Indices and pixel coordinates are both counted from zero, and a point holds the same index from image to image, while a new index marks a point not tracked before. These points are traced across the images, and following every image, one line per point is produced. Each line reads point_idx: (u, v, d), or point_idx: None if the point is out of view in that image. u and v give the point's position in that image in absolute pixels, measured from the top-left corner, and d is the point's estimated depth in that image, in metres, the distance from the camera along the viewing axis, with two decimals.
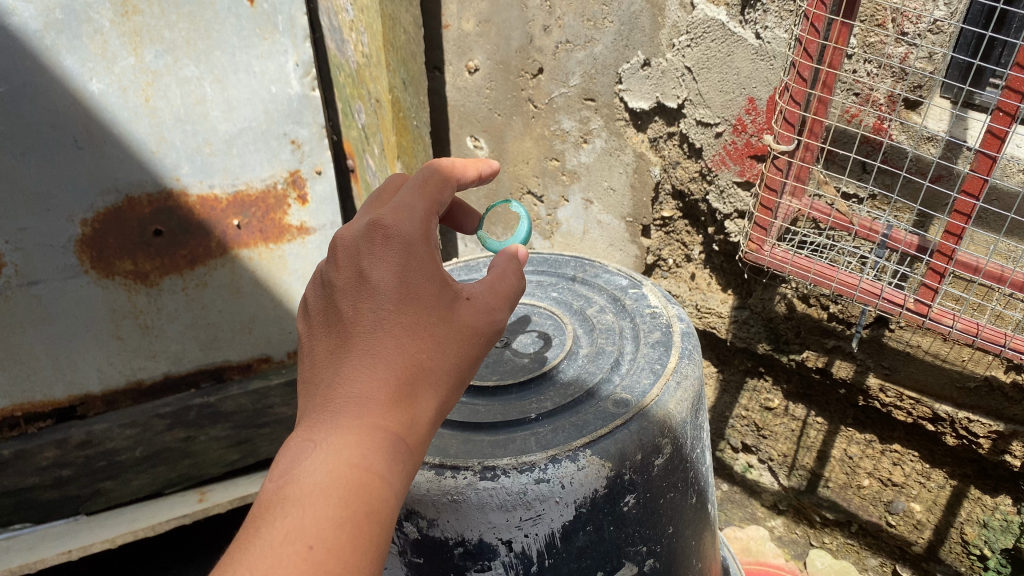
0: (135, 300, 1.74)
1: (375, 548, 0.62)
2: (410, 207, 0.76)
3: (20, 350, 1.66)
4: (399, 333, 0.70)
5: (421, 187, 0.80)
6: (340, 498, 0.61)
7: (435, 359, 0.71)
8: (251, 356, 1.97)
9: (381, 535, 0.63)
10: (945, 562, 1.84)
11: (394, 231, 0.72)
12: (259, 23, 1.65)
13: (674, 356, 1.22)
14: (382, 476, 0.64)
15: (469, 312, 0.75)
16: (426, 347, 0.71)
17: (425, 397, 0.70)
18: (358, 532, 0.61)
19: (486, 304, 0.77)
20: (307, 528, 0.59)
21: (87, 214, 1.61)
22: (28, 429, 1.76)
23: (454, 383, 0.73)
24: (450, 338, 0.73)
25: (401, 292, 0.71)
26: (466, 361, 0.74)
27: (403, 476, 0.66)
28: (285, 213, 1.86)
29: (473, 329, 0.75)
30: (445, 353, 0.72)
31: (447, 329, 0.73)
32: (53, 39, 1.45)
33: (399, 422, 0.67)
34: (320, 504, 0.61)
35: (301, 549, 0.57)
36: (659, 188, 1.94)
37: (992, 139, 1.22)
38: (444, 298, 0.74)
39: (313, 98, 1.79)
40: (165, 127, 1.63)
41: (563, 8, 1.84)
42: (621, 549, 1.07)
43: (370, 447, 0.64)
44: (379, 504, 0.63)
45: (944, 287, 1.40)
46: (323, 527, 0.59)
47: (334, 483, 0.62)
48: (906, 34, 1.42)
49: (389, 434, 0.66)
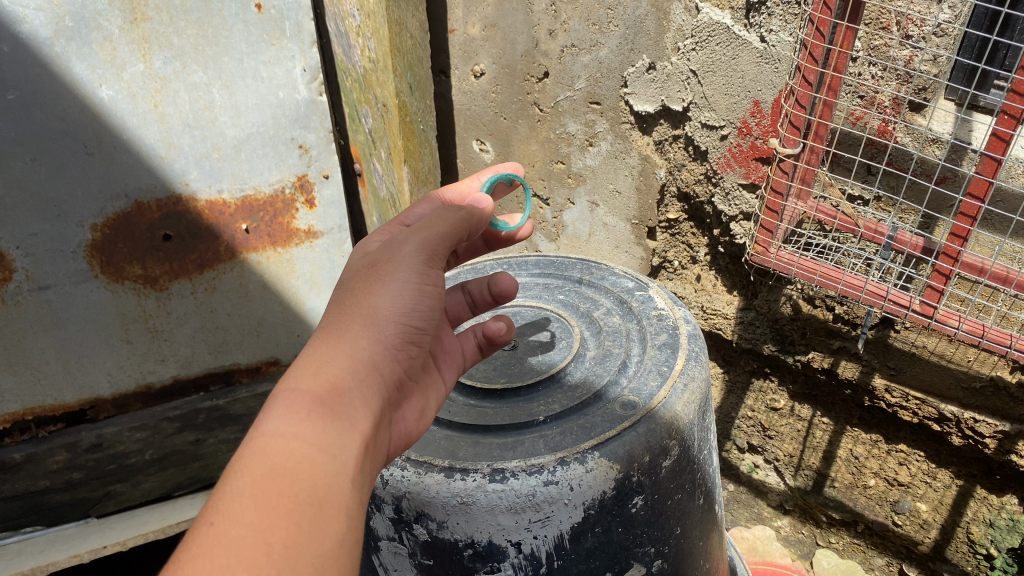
0: (145, 304, 1.76)
1: (288, 498, 0.59)
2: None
3: (32, 354, 1.68)
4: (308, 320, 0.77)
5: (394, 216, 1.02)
6: (245, 468, 0.60)
7: (337, 317, 0.75)
8: (260, 358, 1.99)
9: (297, 486, 0.60)
10: (951, 562, 1.85)
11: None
12: (267, 29, 1.67)
13: (681, 358, 1.24)
14: (285, 430, 0.63)
15: (372, 264, 0.81)
16: (326, 316, 0.76)
17: (328, 346, 0.72)
18: (262, 488, 0.59)
19: (390, 247, 0.82)
20: (229, 496, 0.58)
21: (97, 219, 1.63)
22: (40, 432, 1.78)
23: (363, 322, 0.74)
24: (352, 291, 0.78)
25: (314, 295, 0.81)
26: (372, 296, 0.76)
27: (313, 423, 0.64)
28: (293, 217, 1.88)
29: (371, 273, 0.79)
30: (345, 306, 0.76)
31: (348, 291, 0.78)
32: (63, 46, 1.47)
33: (302, 378, 0.68)
34: (227, 479, 0.60)
35: (204, 526, 0.57)
36: (664, 190, 1.95)
37: (997, 142, 1.23)
38: (347, 276, 0.82)
39: (321, 103, 1.80)
40: (173, 133, 1.65)
41: (568, 12, 1.85)
42: (629, 550, 1.08)
43: (271, 411, 0.65)
44: (286, 457, 0.61)
45: (949, 288, 1.41)
46: (225, 499, 0.58)
47: (239, 457, 0.62)
48: (910, 37, 1.43)
49: (289, 392, 0.67)
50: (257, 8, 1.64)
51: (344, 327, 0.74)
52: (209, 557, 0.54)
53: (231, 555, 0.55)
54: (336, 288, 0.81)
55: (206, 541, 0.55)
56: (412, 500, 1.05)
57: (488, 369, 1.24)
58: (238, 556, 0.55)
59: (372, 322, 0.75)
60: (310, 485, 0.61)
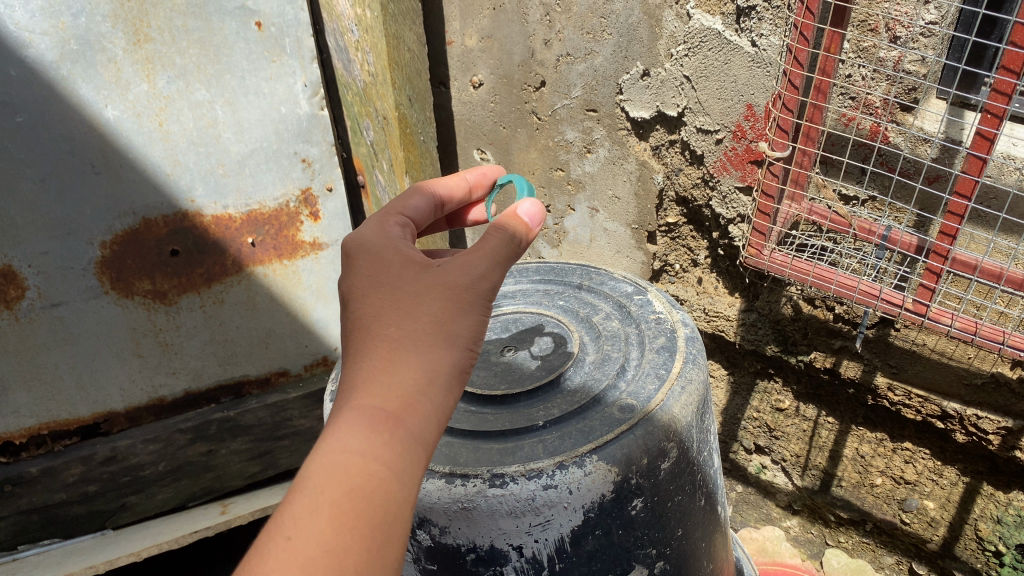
0: (154, 318, 1.79)
1: (364, 524, 0.59)
2: (370, 226, 0.86)
3: (46, 369, 1.72)
4: (370, 314, 0.72)
5: (390, 206, 0.95)
6: (322, 485, 0.59)
7: (408, 324, 0.70)
8: (269, 369, 2.02)
9: (373, 511, 0.60)
10: (961, 559, 1.84)
11: (352, 249, 0.80)
12: (267, 46, 1.71)
13: (679, 361, 1.25)
14: (364, 453, 0.62)
15: (444, 271, 0.74)
16: (395, 316, 0.71)
17: (402, 359, 0.68)
18: (341, 512, 0.58)
19: (461, 261, 0.75)
20: (296, 515, 0.57)
21: (106, 236, 1.67)
22: (55, 446, 1.81)
23: (439, 339, 0.70)
24: (422, 296, 0.72)
25: (368, 286, 0.75)
26: (449, 314, 0.71)
27: (390, 447, 0.63)
28: (298, 230, 1.91)
29: (443, 284, 0.73)
30: (418, 315, 0.71)
31: (416, 294, 0.72)
32: (68, 69, 1.52)
33: (378, 396, 0.65)
34: (300, 496, 0.59)
35: (278, 541, 0.56)
36: (663, 195, 1.97)
37: (981, 141, 1.24)
38: (409, 273, 0.75)
39: (322, 117, 1.84)
40: (179, 150, 1.69)
41: (562, 21, 1.88)
42: (631, 552, 1.10)
43: (348, 428, 0.63)
44: (363, 481, 0.60)
45: (941, 286, 1.42)
46: (300, 517, 0.57)
47: (313, 470, 0.60)
48: (898, 39, 1.45)
49: (365, 410, 0.64)
50: (258, 25, 1.68)
51: (417, 341, 0.69)
52: None
53: None
54: (393, 282, 0.74)
55: (282, 560, 0.55)
56: (415, 506, 1.07)
57: (488, 376, 1.25)
58: None
59: (450, 341, 0.70)
60: (384, 511, 0.60)
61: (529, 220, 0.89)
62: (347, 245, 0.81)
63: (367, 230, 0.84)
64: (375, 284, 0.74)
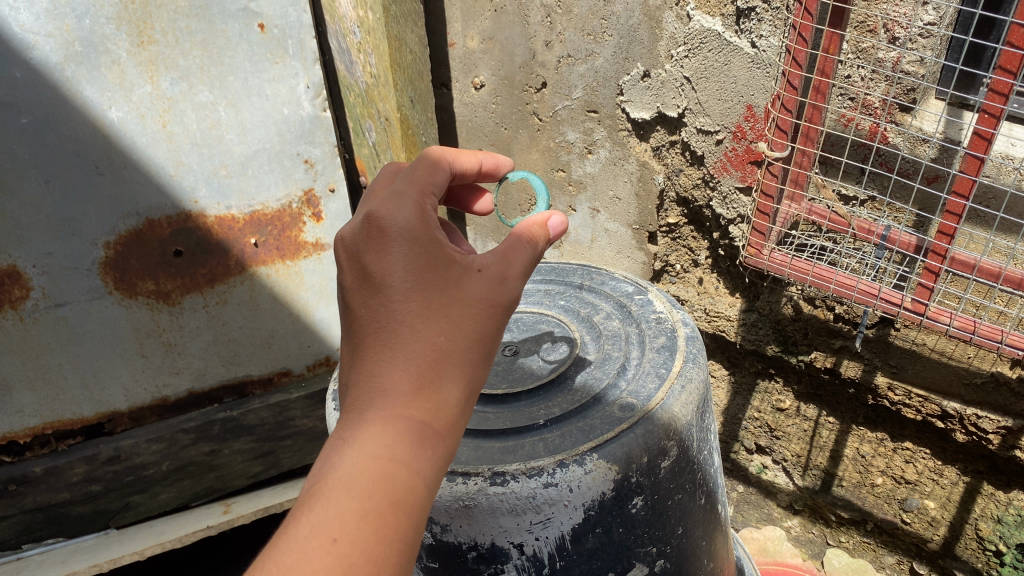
0: (158, 319, 1.80)
1: (402, 534, 0.62)
2: (404, 196, 0.77)
3: (50, 369, 1.73)
4: (414, 314, 0.69)
5: (415, 175, 0.83)
6: (367, 492, 0.61)
7: (455, 340, 0.69)
8: (272, 370, 2.02)
9: (409, 523, 0.63)
10: (961, 559, 1.84)
11: (391, 224, 0.72)
12: (270, 48, 1.72)
13: (679, 360, 1.25)
14: (407, 466, 0.64)
15: (490, 287, 0.73)
16: (443, 326, 0.69)
17: (447, 375, 0.68)
18: (381, 520, 0.61)
19: (504, 278, 0.75)
20: (338, 518, 0.60)
21: (110, 237, 1.68)
22: (59, 446, 1.82)
23: (480, 359, 0.71)
24: (470, 311, 0.71)
25: (412, 279, 0.70)
26: (487, 334, 0.71)
27: (430, 463, 0.65)
28: (301, 230, 1.92)
29: (490, 301, 0.72)
30: (465, 330, 0.70)
31: (463, 306, 0.71)
32: (72, 70, 1.53)
33: (422, 409, 0.66)
34: (339, 499, 0.61)
35: (324, 541, 0.58)
36: (664, 195, 1.98)
37: (979, 141, 1.25)
38: (455, 277, 0.72)
39: (324, 118, 1.85)
40: (182, 151, 1.70)
41: (563, 23, 1.89)
42: (631, 550, 1.10)
43: (393, 438, 0.64)
44: (405, 494, 0.63)
45: (939, 285, 1.43)
46: (343, 520, 0.60)
47: (359, 476, 0.62)
48: (896, 39, 1.47)
49: (411, 423, 0.65)
50: (260, 27, 1.69)
51: (462, 359, 0.69)
52: None
53: None
54: (439, 284, 0.71)
55: (327, 562, 0.58)
56: None
57: (489, 375, 1.26)
58: None
59: (486, 362, 0.72)
60: (418, 522, 0.64)
61: (553, 233, 0.87)
62: (377, 219, 0.72)
63: (405, 203, 0.75)
64: (419, 280, 0.70)
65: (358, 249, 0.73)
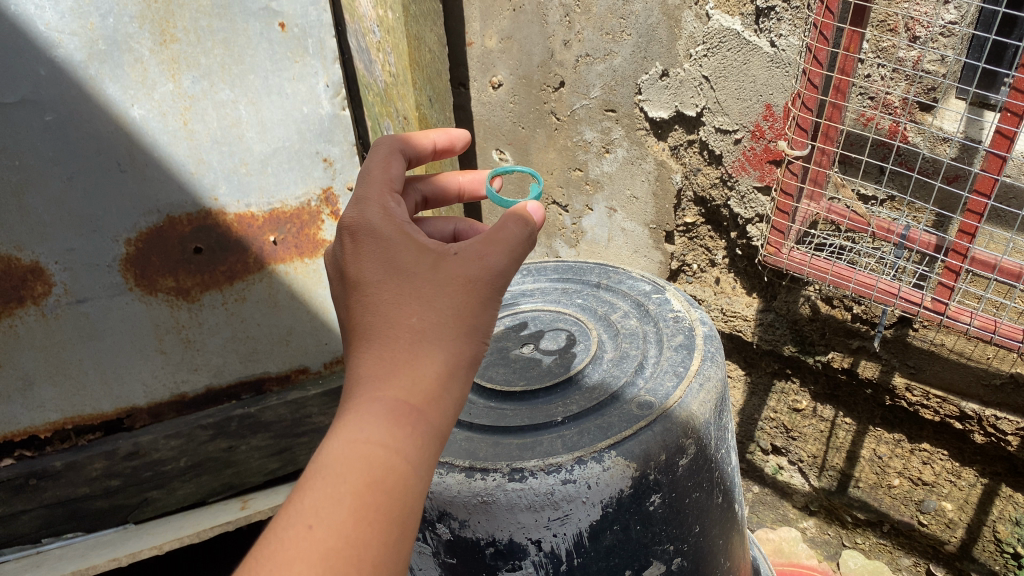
0: (177, 315, 1.83)
1: (384, 516, 0.62)
2: (368, 197, 0.81)
3: (70, 365, 1.76)
4: (387, 303, 0.72)
5: (375, 175, 0.86)
6: (344, 475, 0.62)
7: (428, 317, 0.71)
8: (289, 366, 2.04)
9: (391, 504, 0.63)
10: (979, 561, 1.83)
11: (361, 226, 0.77)
12: (291, 47, 1.74)
13: (697, 359, 1.26)
14: (384, 445, 0.64)
15: (464, 262, 0.74)
16: (415, 307, 0.71)
17: (420, 353, 0.69)
18: (360, 502, 0.61)
19: (482, 250, 0.75)
20: (317, 503, 0.61)
21: (131, 233, 1.71)
22: (79, 441, 1.85)
23: (461, 332, 0.71)
24: (443, 288, 0.72)
25: (383, 270, 0.74)
26: (467, 309, 0.72)
27: (410, 441, 0.65)
28: (319, 229, 1.94)
29: (466, 276, 0.73)
30: (437, 306, 0.71)
31: (438, 285, 0.72)
32: (96, 68, 1.56)
33: (398, 389, 0.67)
34: (318, 484, 0.62)
35: (300, 529, 0.59)
36: (681, 195, 1.98)
37: (1001, 139, 1.26)
38: (428, 260, 0.74)
39: (344, 117, 1.87)
40: (203, 149, 1.72)
41: (582, 22, 1.90)
42: (648, 548, 1.11)
43: (368, 420, 0.65)
44: (383, 474, 0.63)
45: (960, 285, 1.44)
46: (321, 506, 0.60)
47: (336, 459, 0.63)
48: (917, 38, 1.46)
49: (386, 403, 0.66)
50: (281, 26, 1.71)
51: (436, 334, 0.70)
52: (309, 565, 0.57)
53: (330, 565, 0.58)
54: (409, 270, 0.73)
55: (304, 546, 0.58)
56: (435, 499, 1.09)
57: (507, 372, 1.27)
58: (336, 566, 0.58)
59: (470, 335, 0.72)
60: (403, 504, 0.63)
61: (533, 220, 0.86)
62: (349, 224, 0.78)
63: (373, 204, 0.80)
64: (391, 270, 0.74)
65: (338, 256, 0.78)
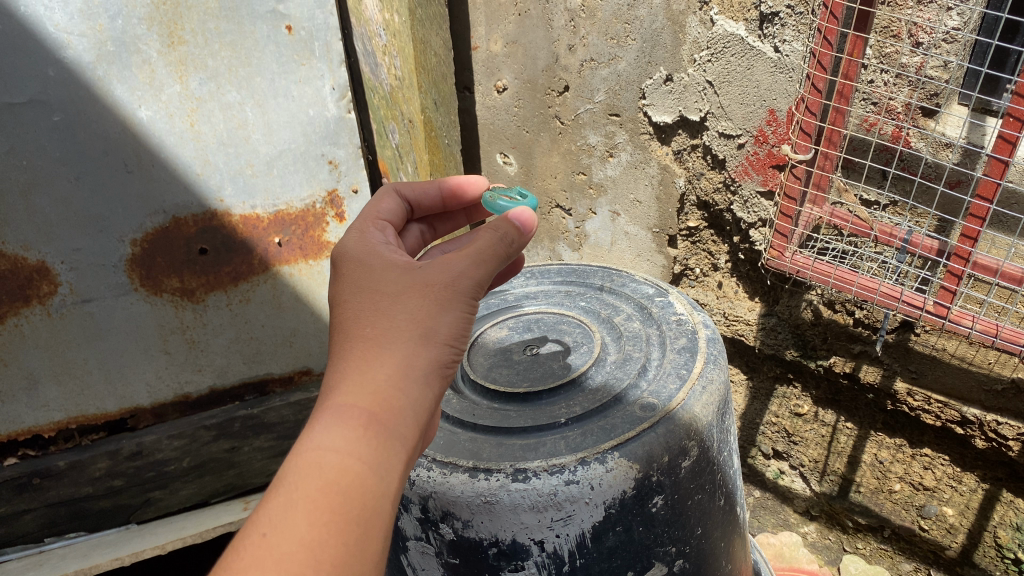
0: (182, 316, 1.84)
1: (338, 517, 0.63)
2: (355, 232, 0.93)
3: (75, 365, 1.77)
4: (351, 317, 0.78)
5: (364, 211, 1.03)
6: (299, 480, 0.64)
7: (385, 324, 0.76)
8: (293, 368, 2.05)
9: (346, 506, 0.64)
10: (979, 566, 1.83)
11: (339, 257, 0.86)
12: (297, 49, 1.75)
13: (700, 362, 1.26)
14: (338, 449, 0.66)
15: (422, 273, 0.80)
16: (374, 317, 0.76)
17: (376, 359, 0.73)
18: (313, 505, 0.63)
19: (446, 262, 0.81)
20: (272, 509, 0.62)
21: (136, 234, 1.72)
22: (82, 441, 1.86)
23: (416, 337, 0.75)
24: (401, 296, 0.78)
25: (351, 289, 0.81)
26: (424, 314, 0.77)
27: (365, 443, 0.68)
28: (324, 230, 1.95)
29: (423, 283, 0.79)
30: (396, 314, 0.76)
31: (396, 295, 0.78)
32: (104, 70, 1.57)
33: (356, 395, 0.70)
34: (275, 491, 0.64)
35: (256, 538, 0.60)
36: (684, 199, 1.99)
37: (1003, 144, 1.27)
38: (390, 276, 0.81)
39: (349, 119, 1.87)
40: (209, 150, 1.74)
41: (587, 27, 1.91)
42: (650, 549, 1.11)
43: (326, 426, 0.68)
44: (337, 476, 0.65)
45: (962, 289, 1.45)
46: (276, 513, 0.62)
47: (292, 466, 0.65)
48: (920, 44, 1.48)
49: (342, 409, 0.69)
50: (288, 29, 1.72)
51: (391, 341, 0.75)
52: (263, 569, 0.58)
53: (283, 568, 0.59)
54: (374, 286, 0.80)
55: (258, 551, 0.59)
56: (438, 499, 1.09)
57: (511, 374, 1.28)
58: (290, 568, 0.59)
59: (428, 340, 0.76)
60: (358, 505, 0.65)
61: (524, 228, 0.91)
62: (333, 255, 0.87)
63: (354, 237, 0.90)
64: (358, 288, 0.80)
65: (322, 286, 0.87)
